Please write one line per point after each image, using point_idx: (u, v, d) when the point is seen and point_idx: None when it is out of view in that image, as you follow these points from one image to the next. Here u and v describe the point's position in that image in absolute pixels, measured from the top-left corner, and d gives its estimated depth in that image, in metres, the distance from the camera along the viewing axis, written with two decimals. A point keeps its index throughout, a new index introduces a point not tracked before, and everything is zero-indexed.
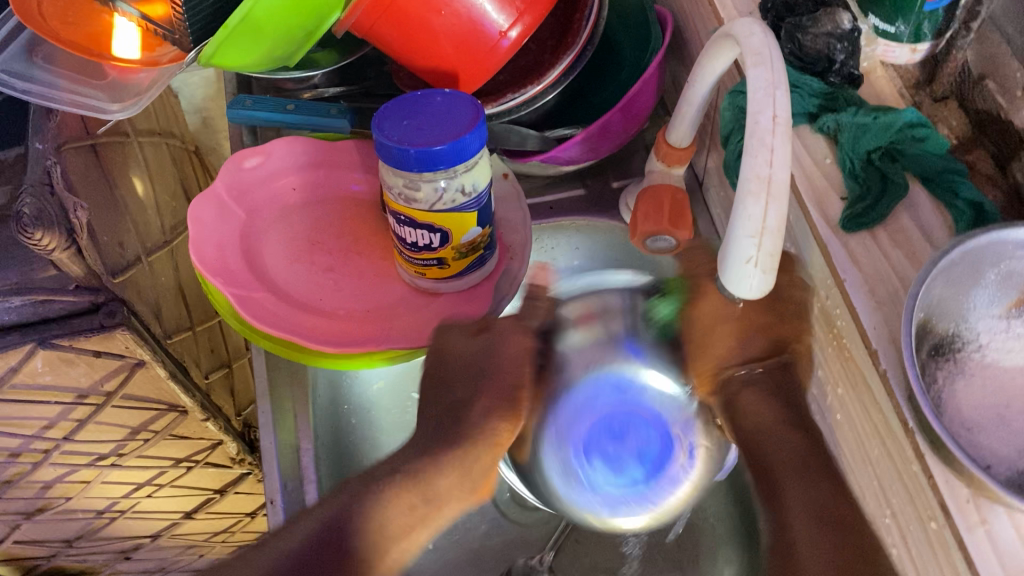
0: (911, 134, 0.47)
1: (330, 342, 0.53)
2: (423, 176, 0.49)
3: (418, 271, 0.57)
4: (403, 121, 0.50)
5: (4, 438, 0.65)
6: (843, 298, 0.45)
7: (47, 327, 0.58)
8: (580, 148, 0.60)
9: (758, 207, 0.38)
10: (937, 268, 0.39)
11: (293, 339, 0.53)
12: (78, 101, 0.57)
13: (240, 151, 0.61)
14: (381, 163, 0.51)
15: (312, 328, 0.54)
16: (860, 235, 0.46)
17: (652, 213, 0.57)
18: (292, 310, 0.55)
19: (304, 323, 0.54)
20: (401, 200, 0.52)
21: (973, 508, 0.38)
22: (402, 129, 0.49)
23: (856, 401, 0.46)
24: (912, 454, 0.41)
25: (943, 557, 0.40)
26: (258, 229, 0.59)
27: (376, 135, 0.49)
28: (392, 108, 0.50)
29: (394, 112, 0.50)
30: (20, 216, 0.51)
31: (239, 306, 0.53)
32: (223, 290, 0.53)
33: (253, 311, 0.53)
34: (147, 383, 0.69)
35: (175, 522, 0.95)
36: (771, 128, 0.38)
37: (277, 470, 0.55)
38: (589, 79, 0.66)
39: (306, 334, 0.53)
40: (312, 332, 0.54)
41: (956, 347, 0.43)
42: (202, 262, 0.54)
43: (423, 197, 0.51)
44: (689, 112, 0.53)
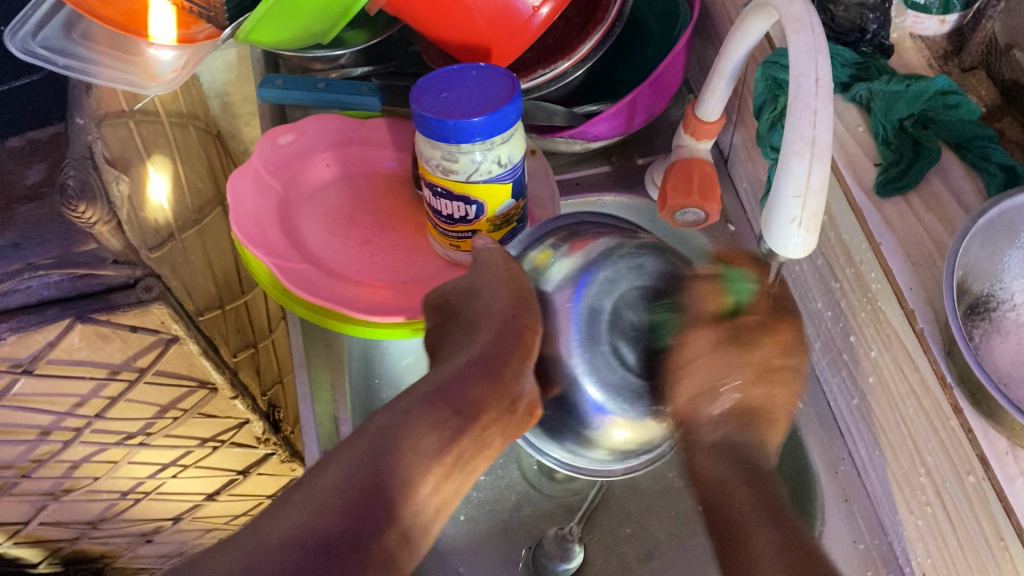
0: (943, 101, 0.48)
1: (370, 311, 0.54)
2: (460, 148, 0.50)
3: (452, 244, 0.57)
4: (441, 94, 0.50)
5: (37, 414, 0.66)
6: (878, 261, 0.46)
7: (85, 302, 0.59)
8: (607, 126, 0.61)
9: (802, 167, 0.39)
10: (977, 226, 0.40)
11: (334, 307, 0.54)
12: (118, 77, 0.58)
13: (274, 129, 0.63)
14: (418, 134, 0.52)
15: (351, 297, 0.55)
16: (893, 200, 0.47)
17: (682, 186, 0.58)
18: (332, 280, 0.56)
19: (343, 293, 0.55)
20: (439, 172, 0.52)
21: (1011, 459, 0.39)
22: (440, 102, 0.50)
23: (890, 362, 0.47)
24: (950, 410, 0.42)
25: (981, 509, 0.41)
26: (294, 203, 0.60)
27: (415, 105, 0.49)
28: (429, 81, 0.50)
29: (432, 84, 0.51)
30: (65, 189, 0.52)
31: (281, 275, 0.54)
32: (264, 260, 0.55)
33: (295, 281, 0.54)
34: (179, 359, 0.70)
35: (197, 504, 0.95)
36: (814, 90, 0.40)
37: (316, 440, 0.56)
38: (615, 57, 0.67)
39: (346, 302, 0.54)
40: (352, 301, 0.55)
41: (991, 306, 0.44)
42: (243, 233, 0.55)
43: (460, 168, 0.51)
44: (720, 87, 0.54)
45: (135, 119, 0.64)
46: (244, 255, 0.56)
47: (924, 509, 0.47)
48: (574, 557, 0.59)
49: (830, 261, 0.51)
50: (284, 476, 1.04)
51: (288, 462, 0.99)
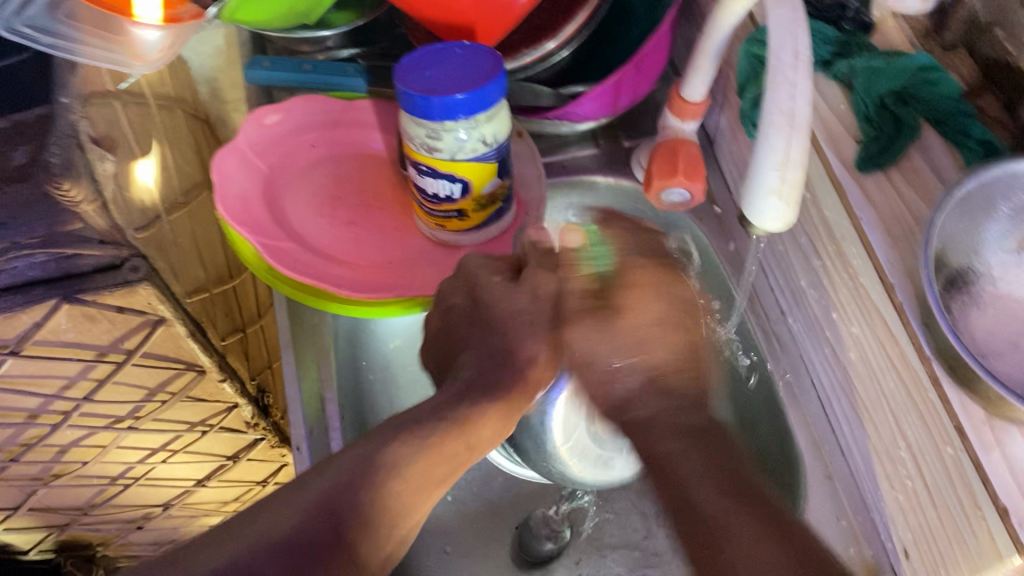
0: (924, 77, 0.48)
1: (354, 289, 0.54)
2: (444, 126, 0.50)
3: (438, 224, 0.58)
4: (425, 72, 0.50)
5: (24, 396, 0.66)
6: (859, 237, 0.46)
7: (72, 283, 0.59)
8: (593, 106, 0.61)
9: (780, 138, 0.40)
10: (952, 199, 0.41)
11: (318, 285, 0.54)
12: (103, 55, 0.60)
13: (261, 108, 0.62)
14: (403, 112, 0.51)
15: (335, 276, 0.55)
16: (874, 175, 0.47)
17: (666, 166, 0.58)
18: (317, 259, 0.56)
19: (327, 272, 0.56)
20: (424, 150, 0.52)
21: (989, 429, 0.40)
22: (424, 79, 0.50)
23: (870, 337, 0.47)
24: (928, 381, 0.42)
25: (959, 481, 0.41)
26: (281, 183, 0.61)
27: (399, 82, 0.49)
28: (414, 58, 0.50)
29: (416, 62, 0.50)
30: (48, 166, 0.52)
31: (267, 254, 0.55)
32: (250, 238, 0.55)
33: (280, 260, 0.55)
34: (167, 342, 0.70)
35: (188, 490, 0.96)
36: (792, 64, 0.40)
37: (303, 418, 0.56)
38: (602, 37, 0.66)
39: (332, 280, 0.55)
40: (336, 280, 0.55)
41: (970, 280, 0.44)
42: (227, 211, 0.56)
43: (444, 146, 0.51)
44: (704, 66, 0.55)
45: (120, 100, 0.64)
46: (230, 234, 0.57)
47: (904, 484, 0.47)
48: (561, 539, 0.60)
49: (813, 239, 0.51)
50: (274, 461, 1.04)
51: (278, 448, 1.00)
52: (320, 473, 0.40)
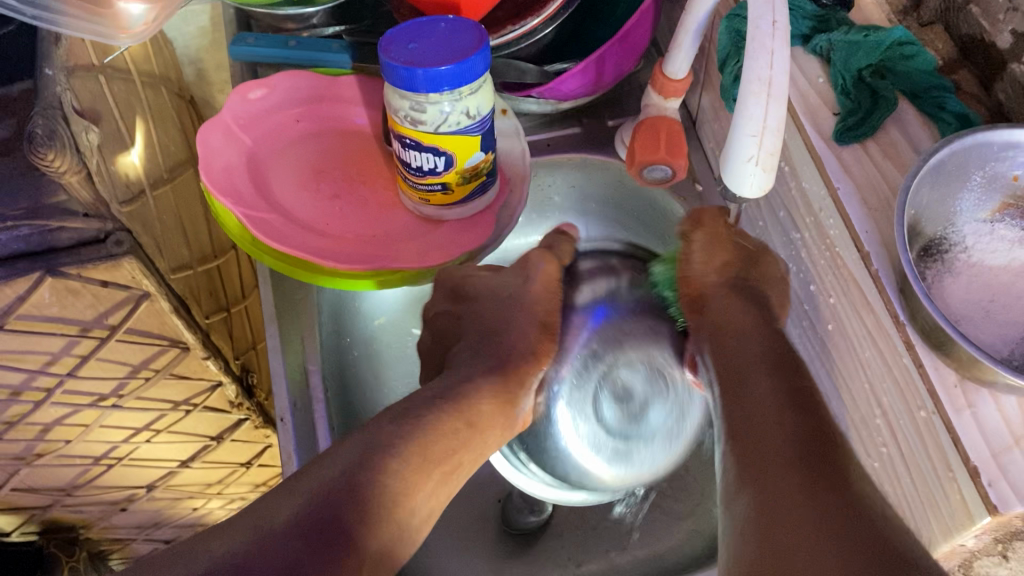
0: (900, 51, 0.49)
1: (336, 260, 0.55)
2: (428, 98, 0.50)
3: (423, 197, 0.58)
4: (409, 44, 0.50)
5: (7, 372, 0.66)
6: (836, 207, 0.47)
7: (56, 257, 0.58)
8: (578, 82, 0.61)
9: (759, 107, 0.41)
10: (926, 166, 0.42)
11: (302, 256, 0.54)
12: (87, 27, 0.59)
13: (245, 82, 0.63)
14: (387, 85, 0.51)
15: (319, 248, 0.56)
16: (851, 147, 0.48)
17: (650, 143, 0.58)
18: (301, 232, 0.57)
19: (311, 243, 0.56)
20: (408, 123, 0.52)
21: (960, 391, 0.41)
22: (408, 52, 0.50)
23: (847, 306, 0.48)
24: (903, 347, 0.43)
25: (931, 443, 0.42)
26: (265, 158, 0.61)
27: (383, 54, 0.49)
28: (398, 31, 0.50)
29: (400, 35, 0.50)
30: (32, 136, 0.52)
31: (251, 226, 0.55)
32: (234, 210, 0.56)
33: (265, 231, 0.55)
34: (152, 317, 0.70)
35: (171, 471, 0.96)
36: (771, 33, 0.40)
37: (286, 390, 0.56)
38: (586, 16, 0.67)
39: (316, 252, 0.55)
40: (319, 252, 0.55)
41: (945, 248, 0.45)
42: (212, 184, 0.56)
43: (428, 119, 0.51)
44: (686, 43, 0.55)
45: (104, 74, 0.64)
46: (214, 207, 0.57)
47: (879, 451, 0.48)
48: (544, 511, 0.60)
49: (791, 212, 0.52)
50: (257, 443, 1.04)
51: (261, 428, 1.00)
52: (312, 474, 0.42)
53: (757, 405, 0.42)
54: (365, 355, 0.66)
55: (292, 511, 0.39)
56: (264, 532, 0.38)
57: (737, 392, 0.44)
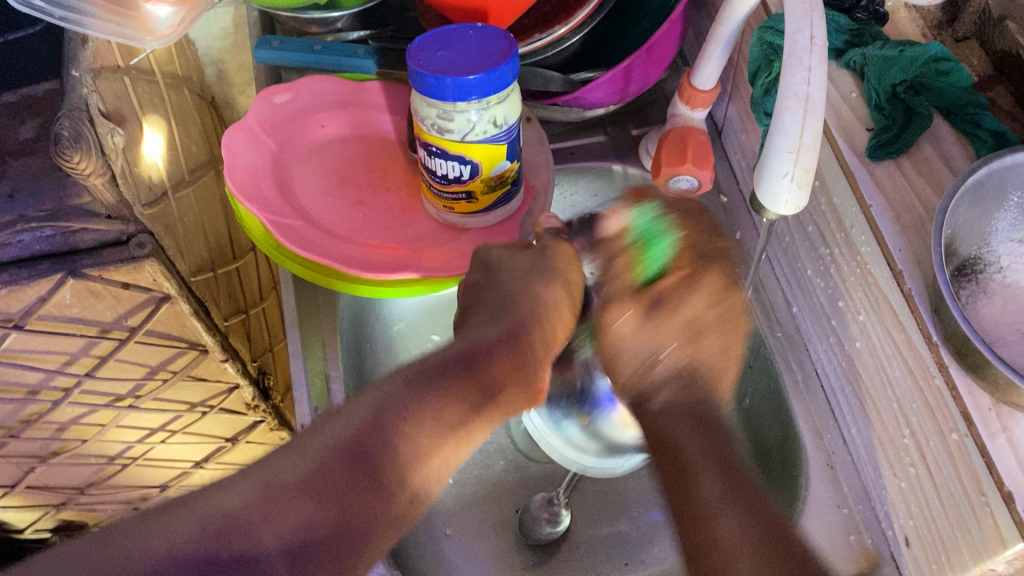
0: (936, 68, 0.48)
1: (361, 267, 0.55)
2: (456, 107, 0.49)
3: (447, 205, 0.57)
4: (438, 52, 0.49)
5: (26, 371, 0.66)
6: (869, 224, 0.46)
7: (77, 258, 0.58)
8: (603, 91, 0.60)
9: (795, 122, 0.40)
10: (965, 186, 0.41)
11: (327, 263, 0.54)
12: (114, 29, 0.60)
13: (270, 88, 0.63)
14: (414, 92, 0.51)
15: (344, 254, 0.56)
16: (885, 163, 0.47)
17: (675, 154, 0.58)
18: (323, 236, 0.57)
19: (337, 250, 0.56)
20: (434, 131, 0.51)
21: (995, 415, 0.40)
22: (436, 60, 0.49)
23: (877, 324, 0.47)
24: (935, 368, 0.43)
25: (963, 467, 0.41)
26: (290, 162, 0.61)
27: (412, 62, 0.49)
28: (427, 39, 0.50)
29: (430, 43, 0.50)
30: (58, 138, 0.51)
31: (275, 230, 0.55)
32: (259, 215, 0.55)
33: (288, 235, 0.55)
34: (171, 320, 0.70)
35: (185, 471, 0.96)
36: (809, 48, 0.40)
37: (307, 396, 0.56)
38: (614, 24, 0.66)
39: (337, 257, 0.55)
40: (345, 258, 0.55)
41: (979, 268, 0.44)
42: (238, 187, 0.56)
43: (456, 127, 0.50)
44: (716, 53, 0.54)
45: (130, 75, 0.64)
46: (239, 208, 0.57)
47: (908, 471, 0.47)
48: (562, 522, 0.59)
49: (820, 227, 0.51)
50: (273, 445, 1.03)
51: (276, 431, 0.99)
52: (322, 431, 0.43)
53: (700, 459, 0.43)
54: (385, 361, 0.65)
55: (305, 469, 0.41)
56: (277, 481, 0.40)
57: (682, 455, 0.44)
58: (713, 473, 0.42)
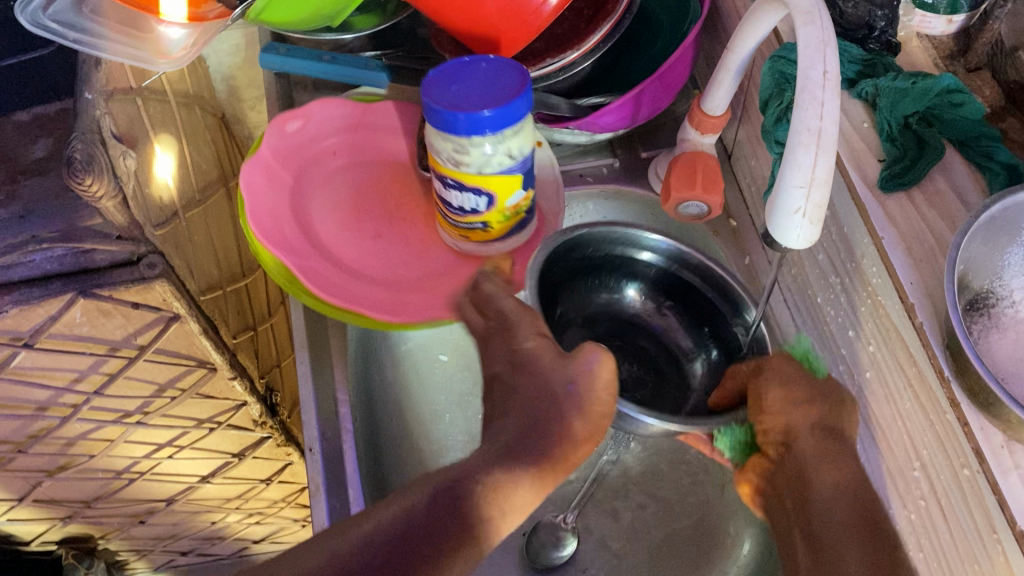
0: (949, 99, 0.49)
1: (386, 307, 0.56)
2: (472, 141, 0.49)
3: (462, 233, 0.58)
4: (451, 86, 0.49)
5: (35, 388, 0.66)
6: (881, 255, 0.46)
7: (88, 277, 0.58)
8: (614, 117, 0.60)
9: (807, 157, 0.40)
10: (978, 222, 0.41)
11: (351, 305, 0.55)
12: (125, 51, 0.59)
13: (282, 115, 0.63)
14: (428, 127, 0.50)
15: (367, 294, 0.56)
16: (897, 195, 0.47)
17: (684, 180, 0.57)
18: (347, 277, 0.57)
19: (359, 289, 0.57)
20: (450, 164, 0.51)
21: (1006, 453, 0.40)
22: (451, 94, 0.48)
23: (888, 356, 0.47)
24: (947, 403, 0.42)
25: (975, 503, 0.41)
26: (305, 193, 0.62)
27: (427, 95, 0.48)
28: (439, 73, 0.49)
29: (444, 74, 0.49)
30: (71, 161, 0.51)
31: (299, 272, 0.55)
32: (282, 257, 0.56)
33: (312, 277, 0.55)
34: (180, 338, 0.70)
35: (191, 486, 0.95)
36: (821, 83, 0.40)
37: (315, 419, 0.56)
38: (624, 48, 0.67)
39: (364, 299, 0.56)
40: (368, 298, 0.56)
41: (991, 302, 0.44)
42: (260, 229, 0.56)
43: (471, 160, 0.50)
44: (726, 80, 0.54)
45: (142, 96, 0.64)
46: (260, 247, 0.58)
47: (917, 503, 0.47)
48: (568, 546, 0.59)
49: (831, 257, 0.51)
50: (279, 460, 1.03)
51: (283, 446, 0.99)
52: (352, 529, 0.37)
53: (836, 527, 0.40)
54: (393, 382, 0.64)
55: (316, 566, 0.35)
56: None
57: (811, 511, 0.42)
58: (851, 539, 0.39)
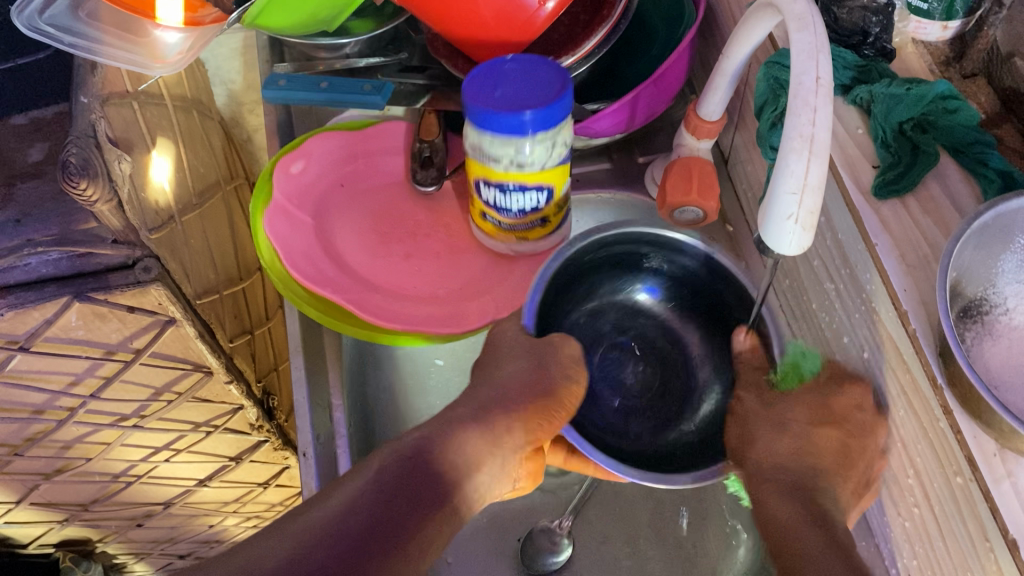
0: (943, 106, 0.49)
1: (444, 324, 0.58)
2: (533, 140, 0.49)
3: (519, 235, 0.59)
4: (495, 91, 0.48)
5: (31, 392, 0.66)
6: (874, 263, 0.46)
7: (83, 281, 0.58)
8: (609, 121, 0.60)
9: (799, 164, 0.40)
10: (971, 229, 0.41)
11: (418, 331, 0.57)
12: (120, 56, 0.59)
13: (283, 159, 0.65)
14: (479, 136, 0.50)
15: (421, 316, 0.59)
16: (891, 202, 0.47)
17: (680, 184, 0.57)
18: (394, 302, 0.60)
19: (413, 313, 0.59)
20: (512, 169, 0.51)
21: (999, 461, 0.40)
22: (502, 98, 0.48)
23: (881, 362, 0.47)
24: (940, 411, 0.42)
25: (968, 511, 0.41)
26: (328, 231, 0.64)
27: (475, 104, 0.47)
28: (480, 80, 0.48)
29: (481, 80, 0.48)
30: (66, 165, 0.52)
31: (357, 310, 0.58)
32: (338, 300, 0.58)
33: (370, 313, 0.58)
34: (176, 342, 0.70)
35: (189, 489, 0.96)
36: (814, 89, 0.40)
37: (310, 424, 0.56)
38: (620, 54, 0.67)
39: (417, 321, 0.58)
40: (425, 320, 0.59)
41: (984, 309, 0.44)
42: (308, 280, 0.59)
43: (533, 160, 0.50)
44: (721, 86, 0.54)
45: (138, 100, 0.64)
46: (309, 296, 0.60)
47: (911, 511, 0.47)
48: (563, 550, 0.59)
49: (826, 263, 0.51)
50: (277, 464, 1.03)
51: (280, 450, 0.99)
52: (300, 519, 0.41)
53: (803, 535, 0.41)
54: (389, 387, 0.64)
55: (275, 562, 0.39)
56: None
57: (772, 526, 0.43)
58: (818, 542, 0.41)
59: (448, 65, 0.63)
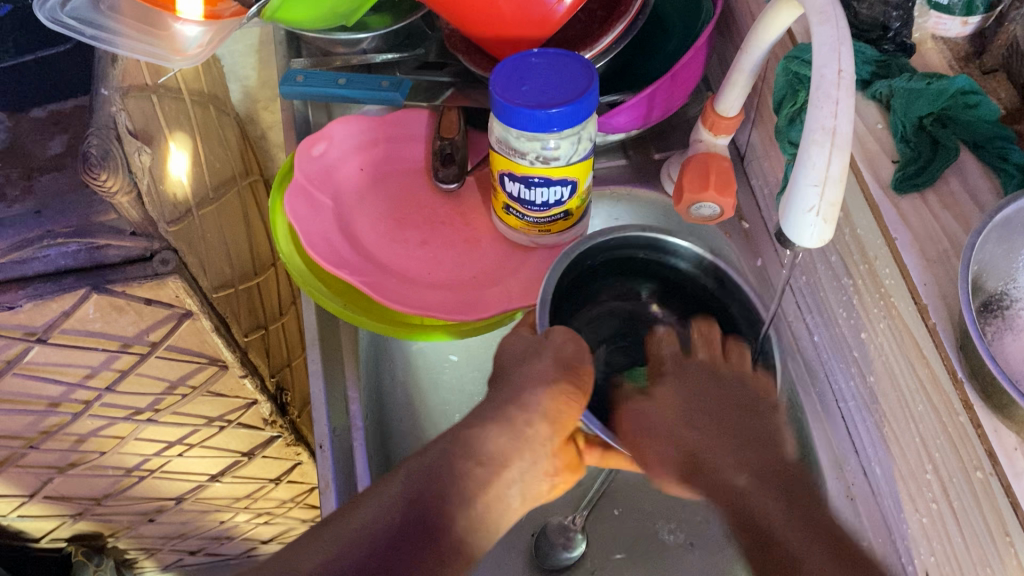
0: (963, 100, 0.48)
1: (457, 311, 0.59)
2: (562, 134, 0.49)
3: (542, 228, 0.58)
4: (521, 86, 0.48)
5: (47, 384, 0.66)
6: (893, 256, 0.46)
7: (102, 273, 0.59)
8: (628, 116, 0.60)
9: (821, 156, 0.40)
10: (992, 223, 0.41)
11: (431, 315, 0.58)
12: (142, 48, 0.60)
13: (306, 140, 0.65)
14: (508, 132, 0.50)
15: (435, 302, 0.59)
16: (910, 197, 0.47)
17: (697, 179, 0.57)
18: (409, 288, 0.60)
19: (427, 298, 0.60)
20: (540, 163, 0.51)
21: (1020, 456, 0.40)
22: (529, 93, 0.48)
23: (900, 356, 0.47)
24: (960, 405, 0.42)
25: (987, 504, 0.41)
26: (346, 214, 0.64)
27: (503, 101, 0.47)
28: (505, 76, 0.48)
29: (506, 77, 0.48)
30: (88, 156, 0.51)
31: (371, 292, 0.58)
32: (353, 281, 0.58)
33: (384, 295, 0.58)
34: (192, 336, 0.70)
35: (201, 484, 0.96)
36: (836, 82, 0.40)
37: (326, 416, 0.56)
38: (636, 50, 0.67)
39: (432, 308, 0.59)
40: (438, 306, 0.59)
41: (1004, 304, 0.44)
42: (324, 259, 0.59)
43: (559, 154, 0.50)
44: (740, 81, 0.54)
45: (157, 94, 0.64)
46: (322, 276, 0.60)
47: (929, 506, 0.47)
48: (577, 547, 0.59)
49: (844, 258, 0.51)
50: (288, 460, 1.02)
51: (292, 446, 0.99)
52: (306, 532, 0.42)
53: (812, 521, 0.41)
54: (403, 381, 0.64)
55: None
56: None
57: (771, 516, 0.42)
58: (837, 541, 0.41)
59: (465, 60, 0.63)
